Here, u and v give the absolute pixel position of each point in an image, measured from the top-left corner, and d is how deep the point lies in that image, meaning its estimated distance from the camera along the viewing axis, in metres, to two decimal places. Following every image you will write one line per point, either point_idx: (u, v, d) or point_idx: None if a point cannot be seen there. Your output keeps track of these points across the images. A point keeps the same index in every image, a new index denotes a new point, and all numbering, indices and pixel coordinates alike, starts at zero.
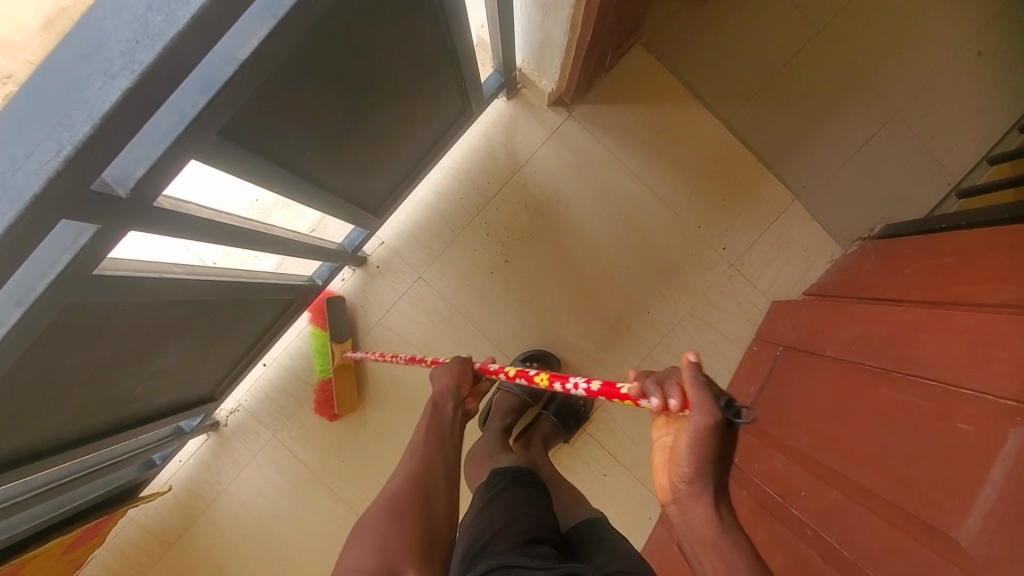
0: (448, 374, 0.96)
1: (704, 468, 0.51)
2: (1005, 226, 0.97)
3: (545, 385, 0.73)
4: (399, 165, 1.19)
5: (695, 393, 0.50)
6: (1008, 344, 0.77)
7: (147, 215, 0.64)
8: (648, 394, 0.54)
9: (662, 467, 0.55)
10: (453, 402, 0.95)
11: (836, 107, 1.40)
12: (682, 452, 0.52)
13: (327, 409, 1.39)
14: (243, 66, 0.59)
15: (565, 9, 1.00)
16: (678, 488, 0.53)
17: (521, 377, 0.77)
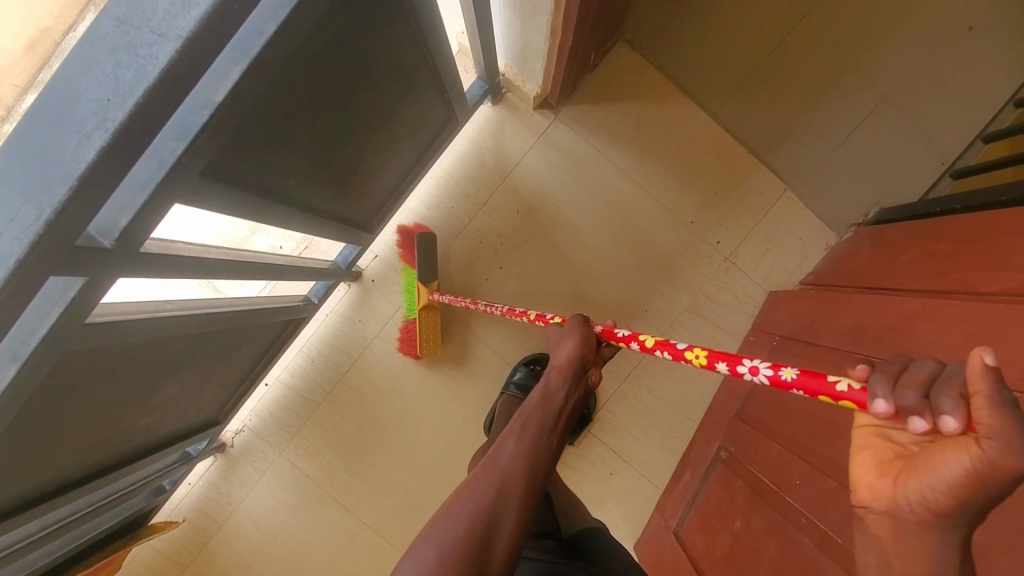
0: (569, 342, 0.80)
1: (963, 501, 0.44)
2: (1011, 208, 0.96)
3: (700, 364, 0.65)
4: (388, 180, 1.19)
5: (985, 422, 0.39)
6: (1006, 333, 0.76)
7: (136, 261, 0.64)
8: (907, 411, 0.43)
9: (887, 478, 0.50)
10: (573, 380, 0.79)
11: (824, 92, 1.39)
12: (935, 477, 0.45)
13: (409, 348, 1.38)
14: (219, 108, 0.58)
15: (544, 16, 0.99)
16: (904, 508, 0.48)
17: (665, 351, 0.70)
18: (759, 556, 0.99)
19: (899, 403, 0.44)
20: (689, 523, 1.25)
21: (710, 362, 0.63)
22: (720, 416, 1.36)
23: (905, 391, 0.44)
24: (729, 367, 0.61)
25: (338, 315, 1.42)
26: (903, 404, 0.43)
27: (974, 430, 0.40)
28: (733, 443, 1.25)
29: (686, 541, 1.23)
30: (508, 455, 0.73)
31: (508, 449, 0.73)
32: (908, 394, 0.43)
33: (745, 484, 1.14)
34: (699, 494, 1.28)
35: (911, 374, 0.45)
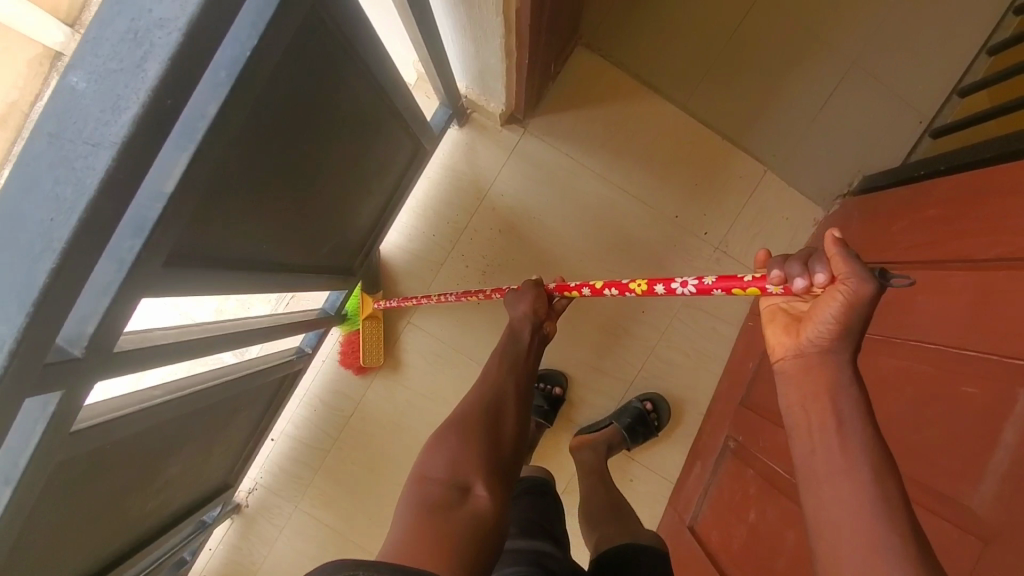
0: (525, 300, 0.94)
1: (850, 328, 0.48)
2: (1001, 164, 0.93)
3: (641, 292, 0.74)
4: (365, 221, 1.17)
5: (842, 268, 0.47)
6: (1006, 301, 0.75)
7: (111, 363, 0.62)
8: (790, 275, 0.51)
9: (791, 333, 0.52)
10: (533, 328, 0.94)
11: (790, 69, 1.37)
12: (824, 316, 0.49)
13: (351, 359, 1.39)
14: (172, 199, 0.56)
15: (496, 39, 0.97)
16: (806, 347, 0.51)
17: (612, 288, 0.78)
18: (775, 550, 0.97)
19: (785, 273, 0.52)
20: (704, 517, 1.25)
21: (647, 288, 0.73)
22: (725, 406, 1.35)
23: (789, 263, 0.52)
24: (661, 288, 0.71)
25: (334, 360, 1.41)
26: (787, 270, 0.51)
27: (836, 278, 0.48)
28: (741, 432, 1.24)
29: (702, 535, 1.23)
30: (495, 372, 0.87)
31: (492, 369, 0.88)
32: (792, 264, 0.51)
33: (757, 474, 1.12)
34: (712, 486, 1.27)
35: (796, 255, 0.52)
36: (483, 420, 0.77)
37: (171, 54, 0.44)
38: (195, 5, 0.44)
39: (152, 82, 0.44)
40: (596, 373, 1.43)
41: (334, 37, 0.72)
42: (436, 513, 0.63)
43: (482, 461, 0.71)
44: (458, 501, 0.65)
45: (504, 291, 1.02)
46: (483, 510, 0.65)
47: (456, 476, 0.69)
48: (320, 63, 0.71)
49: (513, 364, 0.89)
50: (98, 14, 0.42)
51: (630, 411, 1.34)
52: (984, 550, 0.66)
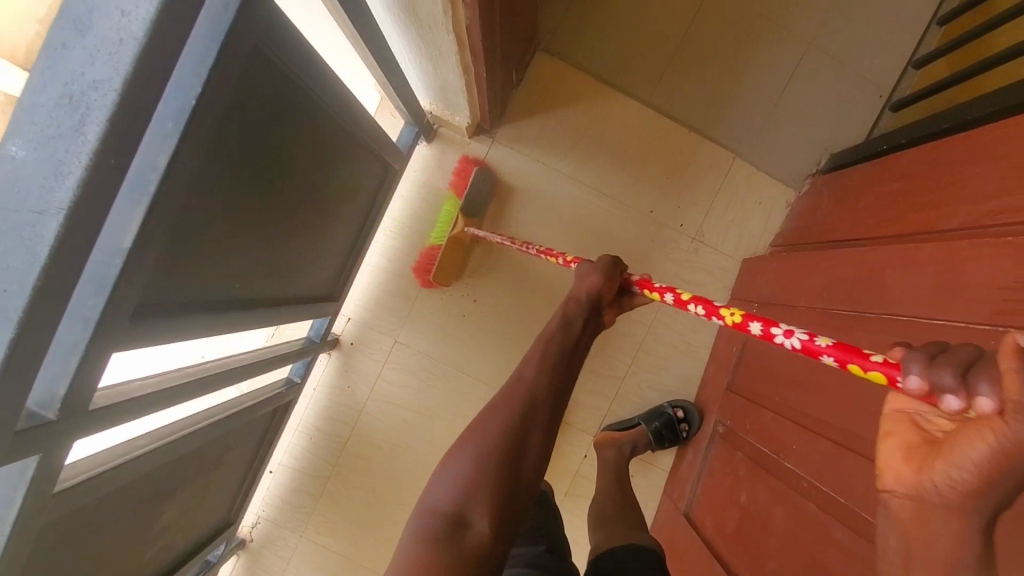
0: (596, 275, 0.81)
1: (995, 479, 0.36)
2: (960, 134, 0.94)
3: (733, 322, 0.62)
4: (340, 246, 1.17)
5: (1012, 397, 0.32)
6: (972, 269, 0.76)
7: (88, 421, 0.62)
8: (937, 387, 0.37)
9: (913, 464, 0.41)
10: (589, 316, 0.78)
11: (749, 55, 1.39)
12: (963, 461, 0.37)
13: (423, 274, 1.39)
14: (129, 253, 0.55)
15: (451, 55, 0.98)
16: (928, 494, 0.40)
17: (700, 306, 0.67)
18: (767, 528, 1.02)
19: (927, 379, 0.38)
20: (699, 502, 1.27)
21: (742, 321, 0.61)
22: (713, 392, 1.36)
23: (940, 367, 0.37)
24: (758, 327, 0.59)
25: (325, 386, 1.40)
26: (930, 379, 0.38)
27: (1005, 413, 0.34)
28: (731, 417, 1.26)
29: (697, 521, 1.25)
30: (532, 374, 0.69)
31: (530, 371, 0.69)
32: (942, 371, 0.37)
33: (746, 456, 1.15)
34: (704, 472, 1.30)
35: (950, 354, 0.38)
36: (508, 441, 0.61)
37: (109, 115, 0.44)
38: (129, 64, 0.44)
39: (92, 144, 0.44)
40: (587, 373, 1.43)
41: (283, 72, 0.71)
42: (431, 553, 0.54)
43: (494, 487, 0.59)
44: (456, 540, 0.54)
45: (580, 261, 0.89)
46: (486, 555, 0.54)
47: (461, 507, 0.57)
48: (272, 98, 0.71)
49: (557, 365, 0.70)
50: (32, 83, 0.42)
51: (661, 416, 1.35)
52: None
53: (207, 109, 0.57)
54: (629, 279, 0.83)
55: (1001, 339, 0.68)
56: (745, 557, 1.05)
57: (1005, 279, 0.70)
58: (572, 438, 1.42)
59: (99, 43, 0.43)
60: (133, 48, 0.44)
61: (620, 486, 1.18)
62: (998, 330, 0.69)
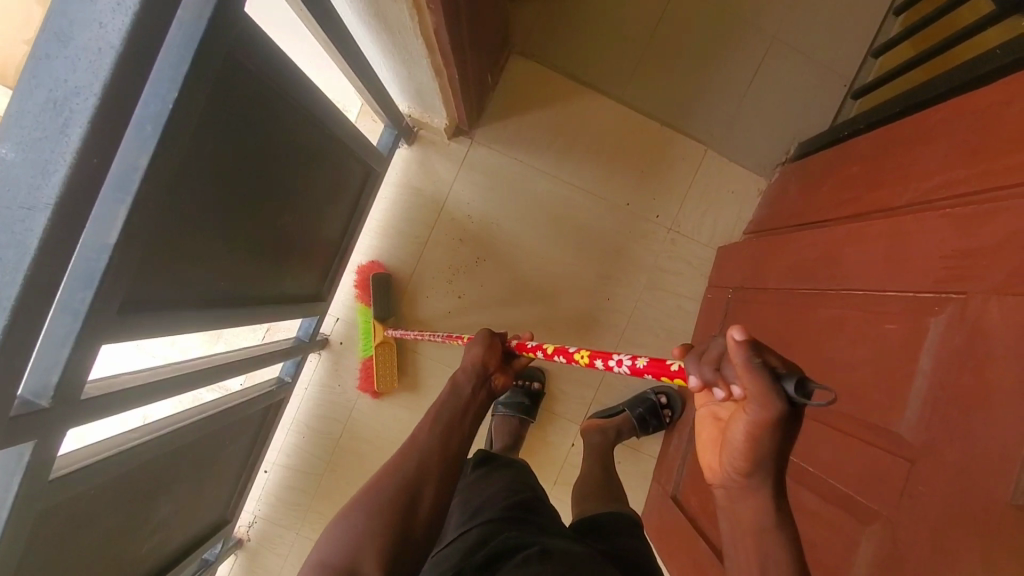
0: (477, 347, 0.82)
1: (759, 458, 0.44)
2: (912, 115, 0.99)
3: (587, 364, 0.67)
4: (325, 246, 1.21)
5: (749, 387, 0.39)
6: (919, 241, 0.80)
7: (79, 411, 0.65)
8: (704, 382, 0.42)
9: (717, 451, 0.48)
10: (477, 382, 0.80)
11: (716, 51, 1.44)
12: (733, 445, 0.45)
13: (367, 383, 1.42)
14: (116, 249, 0.59)
15: (423, 59, 1.02)
16: (726, 479, 0.47)
17: (560, 356, 0.71)
18: None
19: (694, 376, 0.42)
20: (684, 485, 1.31)
21: (588, 361, 0.66)
22: None
23: (701, 365, 0.42)
24: (602, 363, 0.64)
25: (316, 386, 1.44)
26: (698, 378, 0.42)
27: (749, 396, 0.40)
28: None
29: (683, 502, 1.28)
30: (425, 439, 0.76)
31: (423, 436, 0.77)
32: (702, 367, 0.42)
33: None
34: (688, 455, 1.33)
35: (708, 350, 0.42)
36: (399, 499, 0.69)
37: (91, 118, 0.48)
38: (108, 71, 0.48)
39: (75, 145, 0.47)
40: (571, 363, 1.46)
41: (261, 80, 0.76)
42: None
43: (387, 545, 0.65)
44: None
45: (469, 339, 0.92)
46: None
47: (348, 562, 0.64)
48: (251, 104, 0.75)
49: (450, 430, 0.77)
50: (19, 90, 0.47)
51: (645, 402, 1.39)
52: (911, 469, 0.71)
53: (184, 112, 0.61)
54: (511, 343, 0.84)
55: (945, 305, 0.72)
56: None
57: (947, 248, 0.74)
58: (559, 427, 1.46)
59: (80, 52, 0.47)
60: (110, 56, 0.48)
61: (604, 470, 1.21)
62: (943, 296, 0.73)
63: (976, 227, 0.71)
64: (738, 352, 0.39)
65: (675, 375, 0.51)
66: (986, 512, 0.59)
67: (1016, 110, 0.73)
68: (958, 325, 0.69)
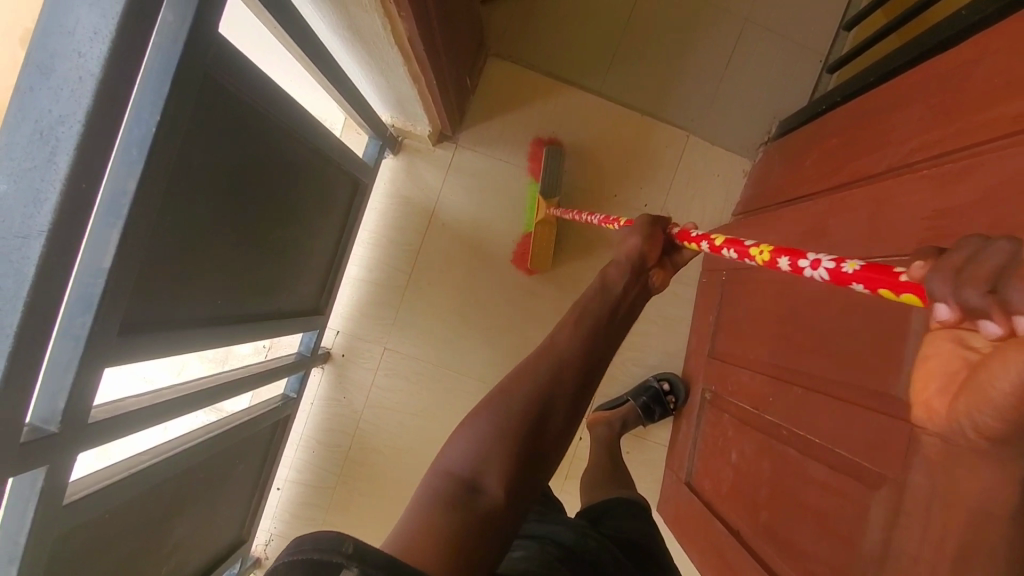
0: (639, 235, 0.85)
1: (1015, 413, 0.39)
2: (885, 84, 1.00)
3: (764, 261, 0.64)
4: (319, 259, 1.22)
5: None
6: (900, 204, 0.81)
7: (86, 436, 0.66)
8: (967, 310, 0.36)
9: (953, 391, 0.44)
10: (633, 274, 0.81)
11: (690, 37, 1.45)
12: (988, 392, 0.40)
13: (523, 262, 1.45)
14: (111, 273, 0.60)
15: (399, 67, 1.04)
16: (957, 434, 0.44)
17: (732, 249, 0.69)
18: (757, 480, 1.06)
19: (954, 299, 0.36)
20: (697, 470, 1.31)
21: (771, 259, 0.62)
22: (698, 361, 1.40)
23: (965, 289, 0.35)
24: (786, 262, 0.60)
25: (321, 400, 1.45)
26: (957, 302, 0.36)
27: None
28: (715, 381, 1.30)
29: (697, 486, 1.29)
30: (566, 342, 0.67)
31: (564, 336, 0.67)
32: (969, 291, 0.35)
33: (732, 416, 1.19)
34: (698, 440, 1.33)
35: (975, 266, 0.35)
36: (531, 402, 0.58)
37: (76, 145, 0.49)
38: (89, 97, 0.49)
39: (64, 173, 0.49)
40: None
41: (242, 100, 0.78)
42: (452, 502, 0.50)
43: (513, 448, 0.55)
44: (469, 502, 0.50)
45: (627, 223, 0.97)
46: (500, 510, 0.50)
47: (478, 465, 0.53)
48: (234, 122, 0.77)
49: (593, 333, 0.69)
50: (6, 124, 0.48)
51: (648, 390, 1.39)
52: (912, 430, 0.71)
53: (167, 134, 0.62)
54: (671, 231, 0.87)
55: None
56: (741, 511, 1.09)
57: (926, 210, 0.75)
58: None
59: (62, 82, 0.49)
60: (91, 84, 0.49)
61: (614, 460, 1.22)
62: None
63: (954, 185, 0.72)
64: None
65: (906, 292, 0.45)
66: None
67: (986, 67, 0.75)
68: None
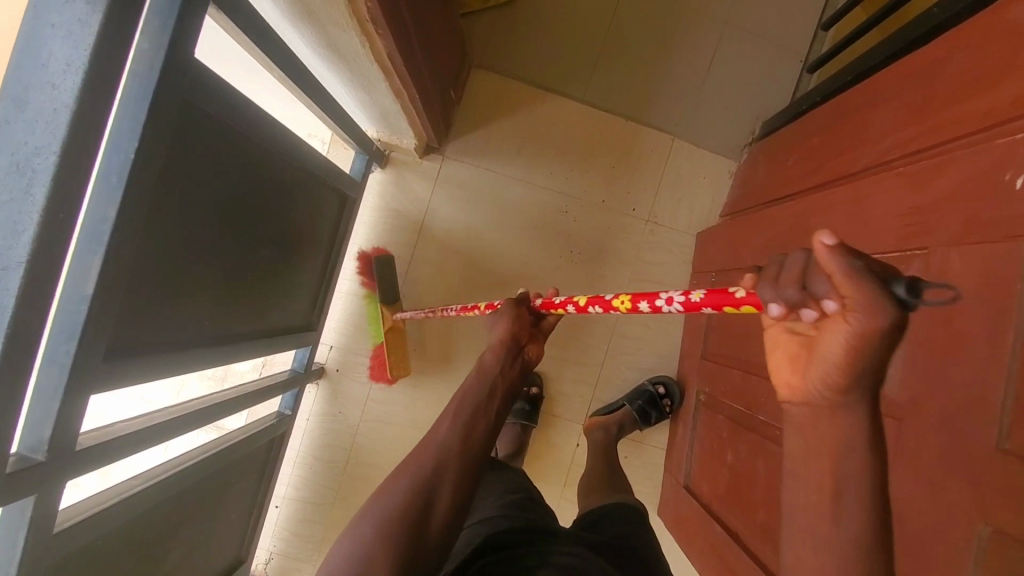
0: (505, 319, 0.80)
1: (857, 373, 0.41)
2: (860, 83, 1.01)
3: (627, 309, 0.63)
4: (309, 275, 1.22)
5: (851, 296, 0.37)
6: (879, 201, 0.82)
7: (76, 462, 0.66)
8: (790, 308, 0.39)
9: (797, 371, 0.44)
10: (510, 356, 0.77)
11: (671, 41, 1.47)
12: (827, 359, 0.41)
13: (380, 372, 1.44)
14: (94, 299, 0.60)
15: (381, 83, 1.05)
16: (813, 397, 0.43)
17: (597, 305, 0.68)
18: (752, 480, 1.06)
19: (781, 301, 0.40)
20: (695, 473, 1.31)
21: (632, 305, 0.62)
22: (691, 363, 1.40)
23: (780, 288, 0.39)
24: (647, 305, 0.60)
25: (317, 416, 1.44)
26: (786, 300, 0.39)
27: (846, 303, 0.37)
28: (708, 383, 1.30)
29: (696, 489, 1.28)
30: (445, 431, 0.70)
31: (442, 429, 0.70)
32: (785, 289, 0.39)
33: (727, 417, 1.19)
34: (695, 442, 1.33)
35: (786, 270, 0.39)
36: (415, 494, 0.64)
37: (53, 175, 0.50)
38: (64, 129, 0.50)
39: (41, 204, 0.49)
40: (567, 363, 1.47)
41: (224, 122, 0.78)
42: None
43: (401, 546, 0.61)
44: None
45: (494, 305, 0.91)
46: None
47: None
48: (216, 145, 0.78)
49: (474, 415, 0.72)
50: None
51: (643, 394, 1.40)
52: (901, 427, 0.72)
53: (147, 160, 0.63)
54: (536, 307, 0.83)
55: (910, 262, 0.73)
56: (739, 512, 1.08)
57: (905, 206, 0.76)
58: (561, 428, 1.47)
59: (37, 114, 0.49)
60: (66, 114, 0.50)
61: (609, 467, 1.22)
62: (905, 253, 0.75)
63: (928, 181, 0.73)
64: (834, 258, 0.37)
65: (745, 303, 0.48)
66: (972, 458, 0.60)
67: (955, 64, 0.76)
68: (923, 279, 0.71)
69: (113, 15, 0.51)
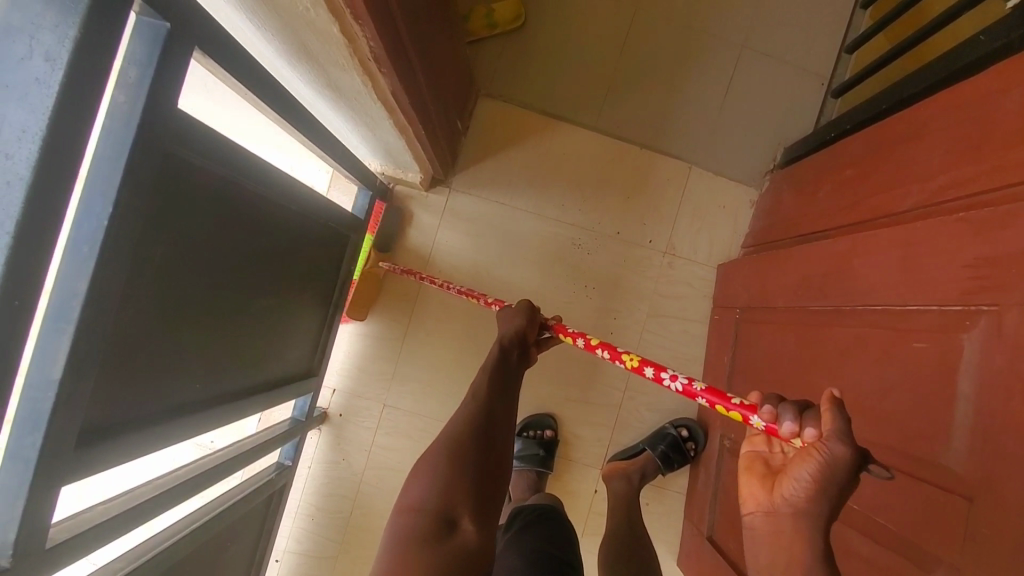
0: (520, 317, 0.93)
1: (825, 485, 0.51)
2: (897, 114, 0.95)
3: (633, 365, 0.78)
4: (310, 319, 1.16)
5: (829, 427, 0.52)
6: (934, 249, 0.74)
7: (42, 562, 0.59)
8: (781, 415, 0.57)
9: (767, 487, 0.56)
10: (521, 344, 0.92)
11: (686, 66, 1.41)
12: (800, 476, 0.53)
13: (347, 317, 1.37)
14: (62, 384, 0.54)
15: (386, 121, 0.99)
16: (779, 505, 0.54)
17: (605, 350, 0.82)
18: None
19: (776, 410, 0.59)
20: (719, 525, 1.20)
21: (637, 366, 0.78)
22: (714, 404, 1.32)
23: (787, 407, 0.58)
24: (651, 371, 0.76)
25: (319, 464, 1.37)
26: (774, 410, 0.59)
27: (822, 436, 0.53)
28: (733, 428, 1.21)
29: (720, 543, 1.18)
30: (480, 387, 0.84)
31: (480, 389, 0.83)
32: (790, 410, 0.57)
33: None
34: (718, 490, 1.24)
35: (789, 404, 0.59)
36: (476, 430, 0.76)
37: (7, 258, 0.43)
38: (19, 206, 0.43)
39: None
40: (582, 406, 1.39)
41: (213, 171, 0.72)
42: (422, 549, 0.63)
43: (472, 489, 0.69)
44: (443, 538, 0.64)
45: (502, 305, 1.02)
46: (469, 547, 0.64)
47: (442, 502, 0.67)
48: (203, 196, 0.71)
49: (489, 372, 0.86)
50: None
51: (665, 438, 1.31)
52: (970, 508, 0.62)
53: (122, 226, 0.56)
54: (546, 322, 0.96)
55: (976, 319, 0.66)
56: None
57: (969, 257, 0.69)
58: (575, 475, 1.38)
59: None
60: (21, 189, 0.43)
61: (632, 526, 1.14)
62: (970, 310, 0.67)
63: (995, 231, 0.66)
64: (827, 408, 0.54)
65: (733, 412, 0.64)
66: None
67: (1012, 99, 0.69)
68: (994, 341, 0.63)
69: (77, 71, 0.45)
